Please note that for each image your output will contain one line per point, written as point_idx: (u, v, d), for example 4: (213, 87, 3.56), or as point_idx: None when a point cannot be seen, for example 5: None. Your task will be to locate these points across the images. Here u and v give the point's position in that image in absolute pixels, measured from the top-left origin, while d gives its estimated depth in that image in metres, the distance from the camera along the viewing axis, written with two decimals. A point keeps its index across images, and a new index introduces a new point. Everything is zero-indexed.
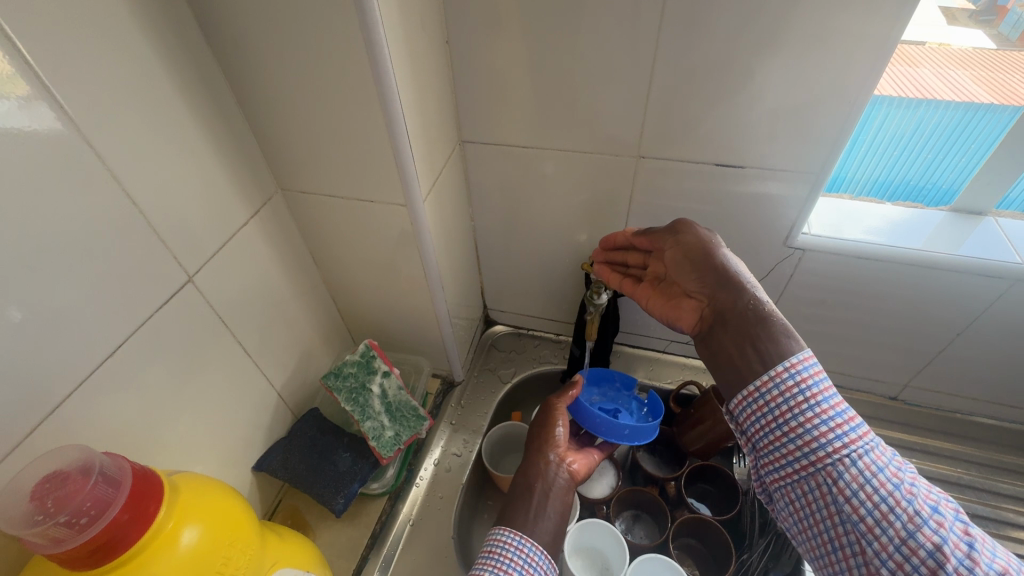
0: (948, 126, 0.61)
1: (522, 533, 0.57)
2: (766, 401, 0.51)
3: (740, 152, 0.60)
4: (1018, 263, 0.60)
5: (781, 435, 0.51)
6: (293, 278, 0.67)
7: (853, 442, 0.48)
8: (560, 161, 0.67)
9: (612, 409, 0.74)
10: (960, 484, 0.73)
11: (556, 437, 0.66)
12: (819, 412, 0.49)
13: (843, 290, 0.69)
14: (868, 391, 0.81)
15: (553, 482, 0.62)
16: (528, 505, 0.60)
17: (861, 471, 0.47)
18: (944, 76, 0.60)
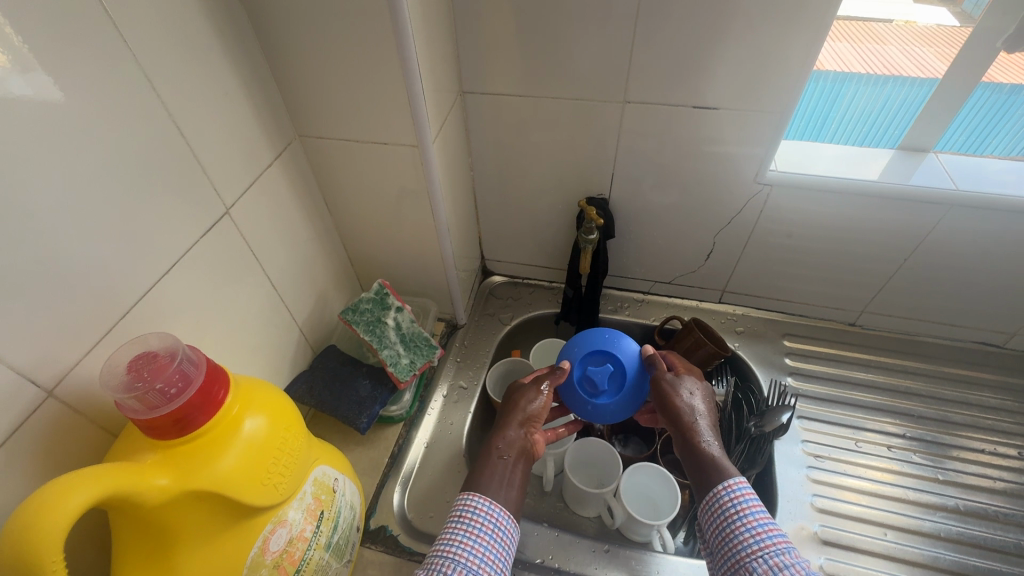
0: (881, 101, 0.74)
1: (488, 495, 0.59)
2: (708, 511, 0.60)
3: (718, 94, 0.66)
4: (952, 188, 0.69)
5: (718, 543, 0.59)
6: (309, 221, 0.72)
7: (767, 543, 0.55)
8: (554, 109, 0.73)
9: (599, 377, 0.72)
10: (908, 392, 0.83)
11: (530, 408, 0.69)
12: (743, 520, 0.57)
13: (808, 222, 0.77)
14: (830, 318, 0.90)
15: (517, 450, 0.65)
16: (496, 468, 0.63)
17: (770, 566, 0.53)
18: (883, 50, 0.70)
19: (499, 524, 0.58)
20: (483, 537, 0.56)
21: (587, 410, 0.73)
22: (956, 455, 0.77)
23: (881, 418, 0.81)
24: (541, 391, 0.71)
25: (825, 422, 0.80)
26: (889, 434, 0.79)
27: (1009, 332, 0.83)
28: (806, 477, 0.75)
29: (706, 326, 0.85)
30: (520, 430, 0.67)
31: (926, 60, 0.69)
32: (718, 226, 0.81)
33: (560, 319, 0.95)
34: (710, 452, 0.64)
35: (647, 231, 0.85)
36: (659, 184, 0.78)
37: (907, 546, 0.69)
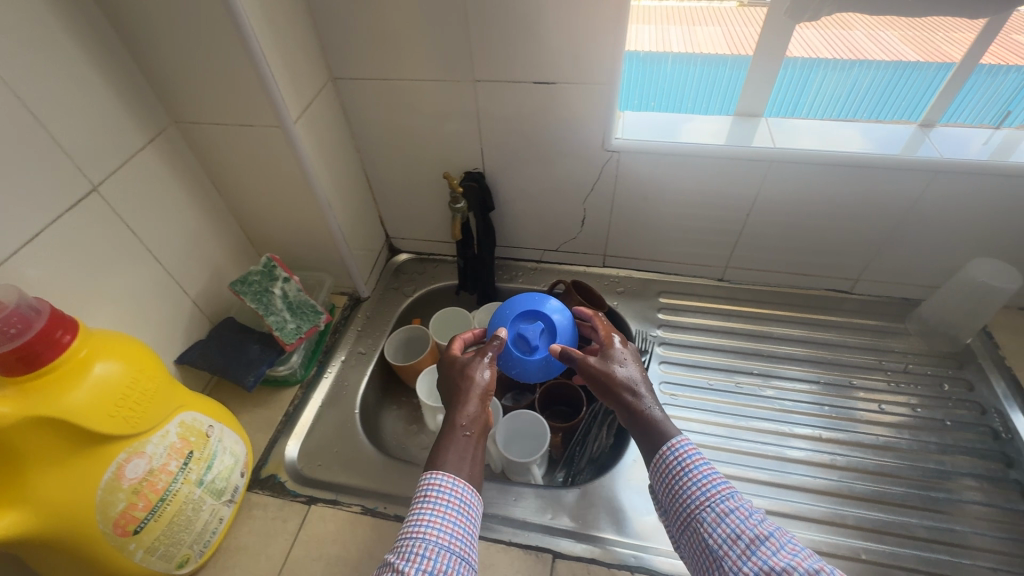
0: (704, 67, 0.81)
1: (449, 470, 0.56)
2: (657, 471, 0.60)
3: (554, 70, 0.73)
4: (770, 146, 0.77)
5: (670, 501, 0.59)
6: (195, 202, 0.78)
7: (713, 493, 0.56)
8: (416, 90, 0.80)
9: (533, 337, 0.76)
10: (813, 341, 0.90)
11: (484, 379, 0.64)
12: (687, 472, 0.58)
13: (657, 184, 0.85)
14: (701, 275, 0.98)
15: (475, 425, 0.60)
16: (457, 442, 0.59)
17: (717, 514, 0.54)
18: (691, 31, 0.78)
19: (462, 497, 0.55)
20: (448, 513, 0.54)
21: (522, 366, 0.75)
22: (856, 395, 0.84)
23: (799, 367, 0.88)
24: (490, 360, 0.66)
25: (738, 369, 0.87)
26: (792, 378, 0.86)
27: (854, 277, 0.92)
28: (706, 420, 0.82)
29: (582, 286, 0.94)
30: (478, 402, 0.62)
31: (728, 38, 0.78)
32: (584, 193, 0.89)
33: (459, 289, 1.02)
34: (651, 413, 0.62)
35: (524, 201, 0.93)
36: (523, 156, 0.85)
37: (815, 477, 0.75)
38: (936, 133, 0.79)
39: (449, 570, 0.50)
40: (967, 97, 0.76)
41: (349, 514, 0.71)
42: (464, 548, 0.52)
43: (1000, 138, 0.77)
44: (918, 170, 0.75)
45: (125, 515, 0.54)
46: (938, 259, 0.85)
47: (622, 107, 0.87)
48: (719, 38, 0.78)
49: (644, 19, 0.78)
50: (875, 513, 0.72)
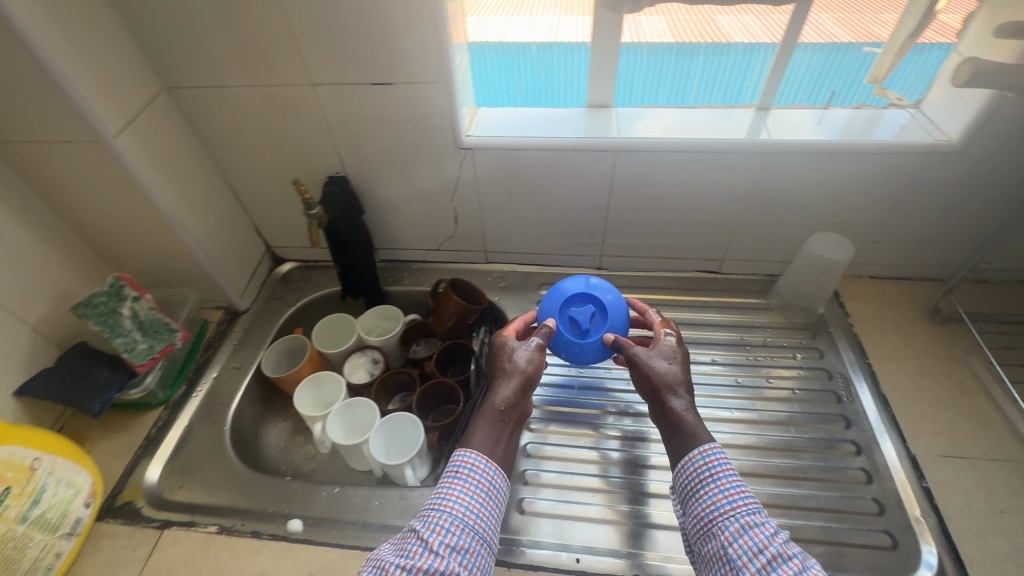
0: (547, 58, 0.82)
1: (477, 450, 0.61)
2: (681, 474, 0.59)
3: (387, 70, 0.73)
4: (612, 137, 0.79)
5: (690, 506, 0.58)
6: (24, 225, 0.74)
7: (738, 505, 0.54)
8: (256, 96, 0.78)
9: (584, 319, 0.77)
10: (735, 325, 0.90)
11: (523, 364, 0.66)
12: (715, 480, 0.57)
13: (515, 180, 0.86)
14: (580, 265, 1.00)
15: (510, 413, 0.64)
16: (486, 423, 0.63)
17: (740, 525, 0.53)
18: (530, 23, 0.80)
19: (488, 477, 0.59)
20: (475, 492, 0.58)
21: (575, 350, 0.76)
22: (768, 372, 0.83)
23: (722, 350, 0.87)
24: (533, 347, 0.68)
25: None
26: (702, 362, 0.86)
27: (719, 258, 0.95)
28: (625, 412, 0.83)
29: (458, 282, 0.94)
30: (516, 389, 0.65)
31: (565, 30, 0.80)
32: (449, 191, 0.89)
33: (342, 295, 1.01)
34: (685, 417, 0.61)
35: (394, 202, 0.92)
36: (381, 158, 0.85)
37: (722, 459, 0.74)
38: (770, 116, 0.82)
39: (470, 549, 0.54)
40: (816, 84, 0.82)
41: (205, 535, 0.69)
42: (486, 532, 0.57)
43: (827, 118, 0.81)
44: (751, 151, 0.78)
45: None
46: (788, 236, 0.89)
47: (478, 104, 0.87)
48: (557, 30, 0.80)
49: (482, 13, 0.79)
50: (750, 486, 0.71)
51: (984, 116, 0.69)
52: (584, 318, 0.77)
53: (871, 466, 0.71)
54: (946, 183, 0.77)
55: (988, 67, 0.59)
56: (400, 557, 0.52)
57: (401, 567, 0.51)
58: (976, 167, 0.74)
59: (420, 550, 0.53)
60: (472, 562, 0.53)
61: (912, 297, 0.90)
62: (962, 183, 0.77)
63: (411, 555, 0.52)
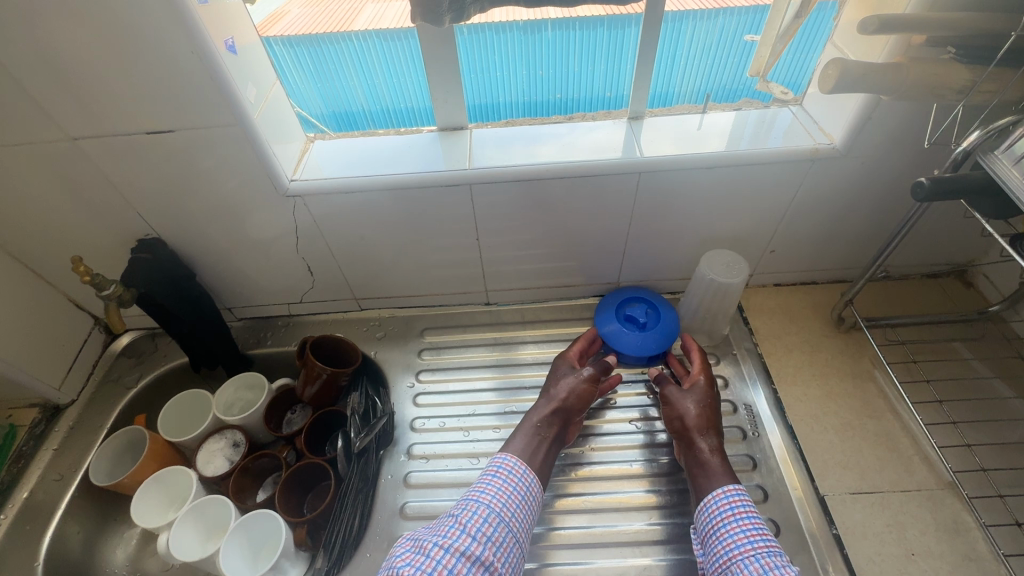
0: (372, 62, 0.67)
1: (516, 456, 0.66)
2: (703, 512, 0.61)
3: (160, 118, 0.58)
4: (462, 169, 0.68)
5: (709, 544, 0.59)
6: None
7: (758, 546, 0.55)
8: (2, 158, 0.62)
9: (635, 318, 0.80)
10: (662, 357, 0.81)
11: (563, 396, 0.70)
12: (738, 516, 0.58)
13: (363, 225, 0.73)
14: (467, 303, 0.89)
15: (546, 437, 0.68)
16: (528, 437, 0.68)
17: (760, 565, 0.53)
18: (355, 8, 0.64)
19: (523, 488, 0.63)
20: (513, 493, 0.63)
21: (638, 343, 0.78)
22: None
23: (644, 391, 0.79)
24: (578, 378, 0.72)
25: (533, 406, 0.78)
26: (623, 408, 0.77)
27: (616, 281, 0.86)
28: None
29: (319, 342, 0.81)
30: (556, 415, 0.69)
31: (393, 6, 0.63)
32: (290, 242, 0.75)
33: (194, 368, 0.86)
34: (710, 457, 0.64)
35: (229, 260, 0.78)
36: (195, 215, 0.70)
37: None
38: (645, 125, 0.73)
39: (503, 540, 0.58)
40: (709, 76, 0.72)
41: None
42: (519, 534, 0.60)
43: (707, 124, 0.72)
44: (626, 172, 0.68)
45: None
46: (682, 254, 0.81)
47: (333, 129, 0.75)
48: (387, 13, 0.63)
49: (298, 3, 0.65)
50: None
51: (864, 116, 0.61)
52: (638, 318, 0.80)
53: (779, 516, 0.64)
54: (835, 188, 0.70)
55: (856, 69, 0.52)
56: (439, 536, 0.57)
57: (440, 544, 0.56)
58: (864, 169, 0.67)
59: (457, 533, 0.58)
60: (505, 554, 0.58)
61: (817, 305, 0.84)
62: (852, 187, 0.70)
63: (449, 535, 0.58)
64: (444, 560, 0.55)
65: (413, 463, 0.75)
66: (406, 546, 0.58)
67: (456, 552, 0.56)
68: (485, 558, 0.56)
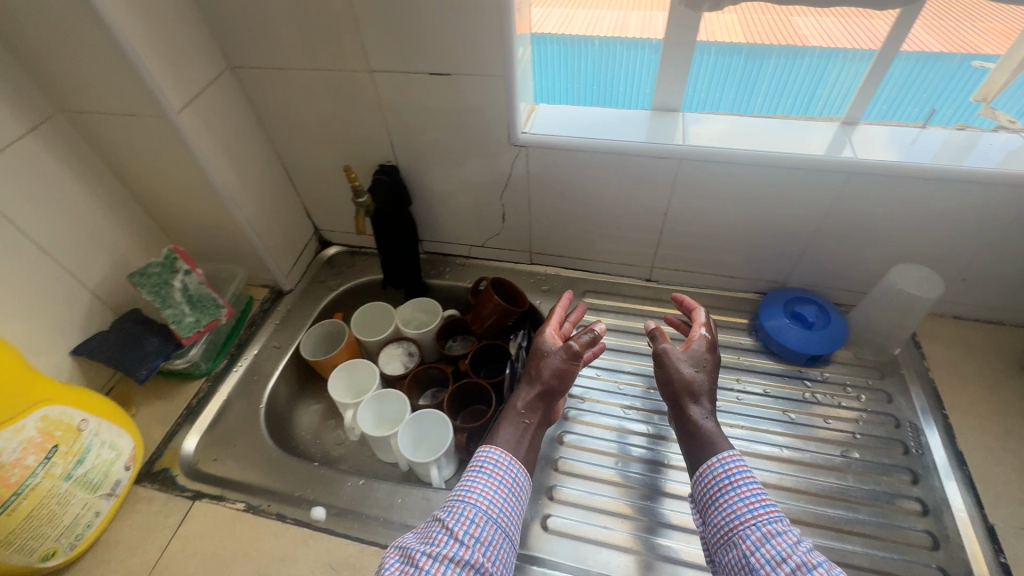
0: (617, 58, 0.77)
1: (501, 448, 0.64)
2: (698, 483, 0.61)
3: (446, 61, 0.70)
4: (676, 144, 0.74)
5: (711, 516, 0.58)
6: (91, 191, 0.77)
7: (760, 513, 0.55)
8: (313, 80, 0.77)
9: (804, 317, 0.82)
10: (746, 349, 0.86)
11: (546, 370, 0.70)
12: (736, 491, 0.57)
13: (568, 182, 0.82)
14: (629, 275, 0.96)
15: (529, 412, 0.68)
16: (513, 426, 0.67)
17: (763, 534, 0.53)
18: (570, 14, 0.75)
19: (509, 475, 0.62)
20: (498, 486, 0.61)
21: (802, 340, 0.81)
22: (818, 410, 0.77)
23: (768, 380, 0.81)
24: (563, 356, 0.70)
25: None
26: (749, 390, 0.80)
27: (782, 280, 0.89)
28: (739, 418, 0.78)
29: (499, 282, 0.91)
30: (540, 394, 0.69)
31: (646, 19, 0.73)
32: (499, 188, 0.86)
33: (385, 284, 1.01)
34: (704, 424, 0.63)
35: (443, 196, 0.91)
36: (431, 150, 0.83)
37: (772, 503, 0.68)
38: (857, 131, 0.74)
39: (494, 540, 0.57)
40: (939, 104, 0.73)
41: (232, 511, 0.70)
42: (508, 526, 0.59)
43: (925, 137, 0.72)
44: (832, 170, 0.71)
45: None
46: (862, 265, 0.82)
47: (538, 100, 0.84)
48: (601, 24, 0.74)
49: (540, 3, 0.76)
50: (838, 543, 0.64)
51: None
52: (806, 318, 0.82)
53: (937, 530, 0.64)
54: None
55: None
56: (425, 545, 0.55)
57: (428, 554, 0.54)
58: None
59: (445, 539, 0.55)
60: (493, 553, 0.56)
61: (1001, 344, 0.81)
62: None
63: (435, 543, 0.55)
64: (432, 569, 0.52)
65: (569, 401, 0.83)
66: (393, 555, 0.55)
67: (445, 560, 0.53)
68: (476, 561, 0.54)
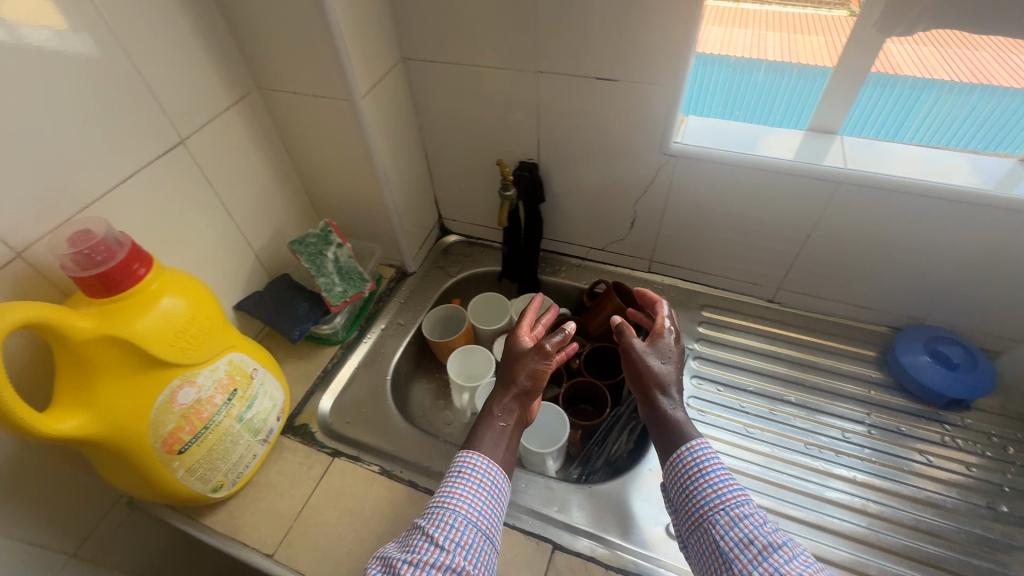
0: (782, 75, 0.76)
1: (481, 453, 0.61)
2: (671, 470, 0.59)
3: (617, 67, 0.72)
4: (836, 167, 0.73)
5: (681, 500, 0.58)
6: (267, 163, 0.84)
7: (728, 497, 0.55)
8: (478, 76, 0.81)
9: (947, 358, 0.79)
10: (840, 372, 0.86)
11: (528, 371, 0.66)
12: (707, 477, 0.57)
13: (711, 194, 0.82)
14: (751, 294, 0.95)
15: (512, 412, 0.65)
16: (493, 433, 0.63)
17: (731, 517, 0.53)
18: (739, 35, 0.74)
19: (490, 478, 0.59)
20: (478, 490, 0.58)
21: (943, 382, 0.78)
22: (911, 443, 0.77)
23: (861, 407, 0.82)
24: (542, 357, 0.66)
25: (784, 398, 0.83)
26: (842, 416, 0.81)
27: (921, 317, 0.85)
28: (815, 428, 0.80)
29: (623, 287, 0.91)
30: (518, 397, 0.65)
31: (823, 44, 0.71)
32: (637, 194, 0.87)
33: (502, 276, 1.04)
34: (676, 416, 0.61)
35: (576, 197, 0.93)
36: (576, 151, 0.85)
37: (855, 524, 0.70)
38: None
39: (475, 543, 0.54)
40: None
41: (368, 473, 0.75)
42: (488, 528, 0.56)
43: None
44: (1010, 210, 0.68)
45: (173, 435, 0.60)
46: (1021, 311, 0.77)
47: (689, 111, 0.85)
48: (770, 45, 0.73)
49: (713, 19, 0.74)
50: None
51: None
52: (951, 359, 0.79)
53: None
54: None
55: None
56: (407, 552, 0.53)
57: (408, 561, 0.51)
58: None
59: (425, 545, 0.53)
60: (476, 558, 0.53)
61: None
62: None
63: (418, 550, 0.53)
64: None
65: (688, 412, 0.82)
66: (375, 566, 0.53)
67: (425, 566, 0.51)
68: (457, 564, 0.52)
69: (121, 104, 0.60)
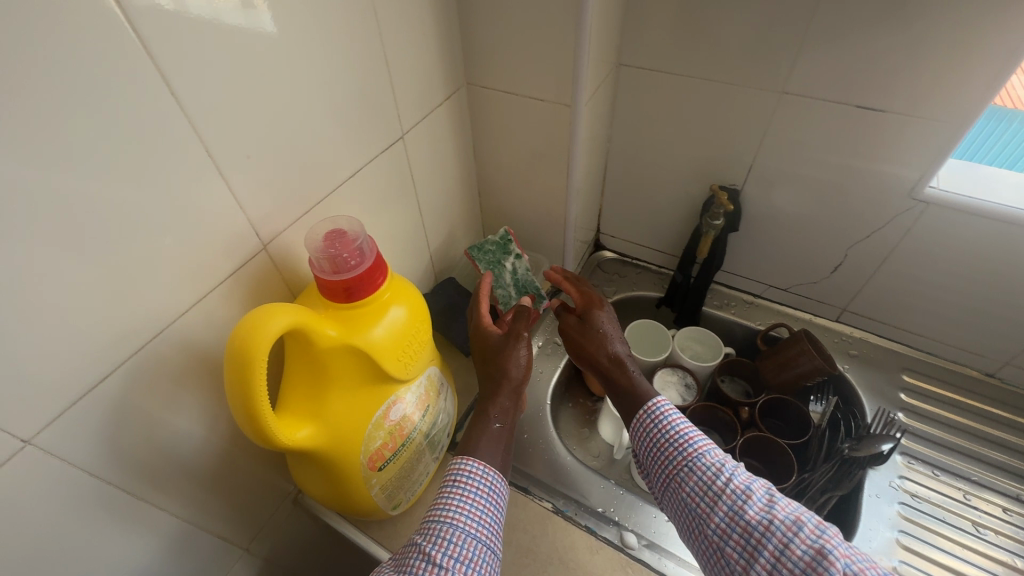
0: None
1: (478, 458, 0.54)
2: (637, 432, 0.60)
3: (890, 97, 0.63)
4: None
5: (649, 457, 0.59)
6: (457, 161, 0.80)
7: (689, 451, 0.55)
8: (703, 91, 0.73)
9: None
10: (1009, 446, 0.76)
11: (514, 361, 0.61)
12: (668, 432, 0.57)
13: (958, 251, 0.71)
14: (966, 364, 0.82)
15: (505, 406, 0.59)
16: (490, 436, 0.57)
17: (694, 469, 0.54)
18: None
19: (490, 489, 0.52)
20: (478, 503, 0.51)
21: None
22: None
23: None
24: (523, 342, 0.62)
25: (953, 468, 0.75)
26: (1000, 490, 0.73)
27: None
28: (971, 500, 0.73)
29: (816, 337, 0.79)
30: (511, 392, 0.60)
31: None
32: (857, 238, 0.77)
33: (664, 303, 0.97)
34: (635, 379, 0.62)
35: (775, 232, 0.84)
36: (795, 182, 0.76)
37: None
38: None
39: (477, 558, 0.47)
40: None
41: (541, 509, 0.71)
42: (490, 538, 0.50)
43: None
44: None
45: (378, 452, 0.56)
46: None
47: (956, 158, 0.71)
48: None
49: None
50: None
51: None
52: None
53: None
54: None
55: None
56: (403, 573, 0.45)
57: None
58: None
59: (423, 565, 0.45)
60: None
61: None
62: None
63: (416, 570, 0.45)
64: None
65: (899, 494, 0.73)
66: None
67: None
68: None
69: (367, 94, 0.57)
